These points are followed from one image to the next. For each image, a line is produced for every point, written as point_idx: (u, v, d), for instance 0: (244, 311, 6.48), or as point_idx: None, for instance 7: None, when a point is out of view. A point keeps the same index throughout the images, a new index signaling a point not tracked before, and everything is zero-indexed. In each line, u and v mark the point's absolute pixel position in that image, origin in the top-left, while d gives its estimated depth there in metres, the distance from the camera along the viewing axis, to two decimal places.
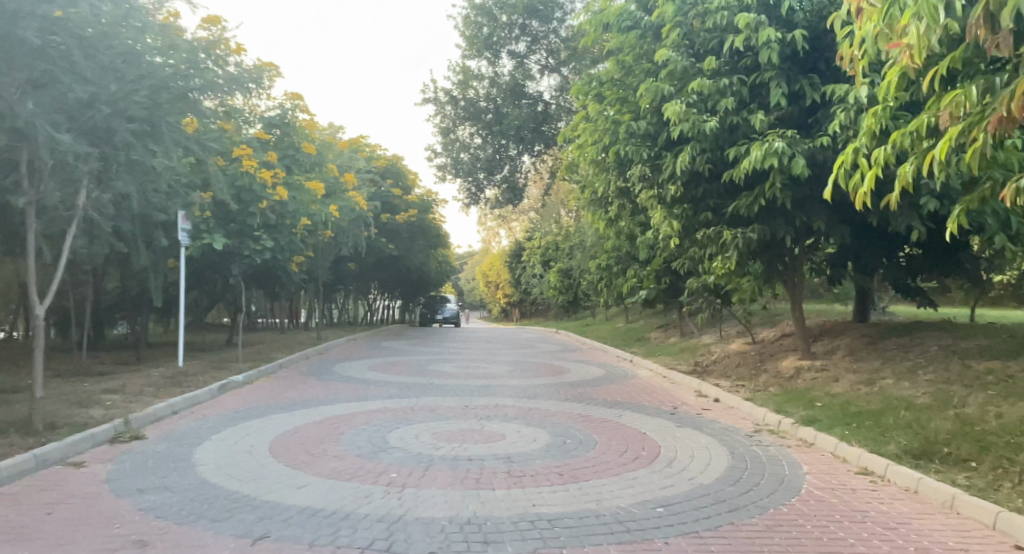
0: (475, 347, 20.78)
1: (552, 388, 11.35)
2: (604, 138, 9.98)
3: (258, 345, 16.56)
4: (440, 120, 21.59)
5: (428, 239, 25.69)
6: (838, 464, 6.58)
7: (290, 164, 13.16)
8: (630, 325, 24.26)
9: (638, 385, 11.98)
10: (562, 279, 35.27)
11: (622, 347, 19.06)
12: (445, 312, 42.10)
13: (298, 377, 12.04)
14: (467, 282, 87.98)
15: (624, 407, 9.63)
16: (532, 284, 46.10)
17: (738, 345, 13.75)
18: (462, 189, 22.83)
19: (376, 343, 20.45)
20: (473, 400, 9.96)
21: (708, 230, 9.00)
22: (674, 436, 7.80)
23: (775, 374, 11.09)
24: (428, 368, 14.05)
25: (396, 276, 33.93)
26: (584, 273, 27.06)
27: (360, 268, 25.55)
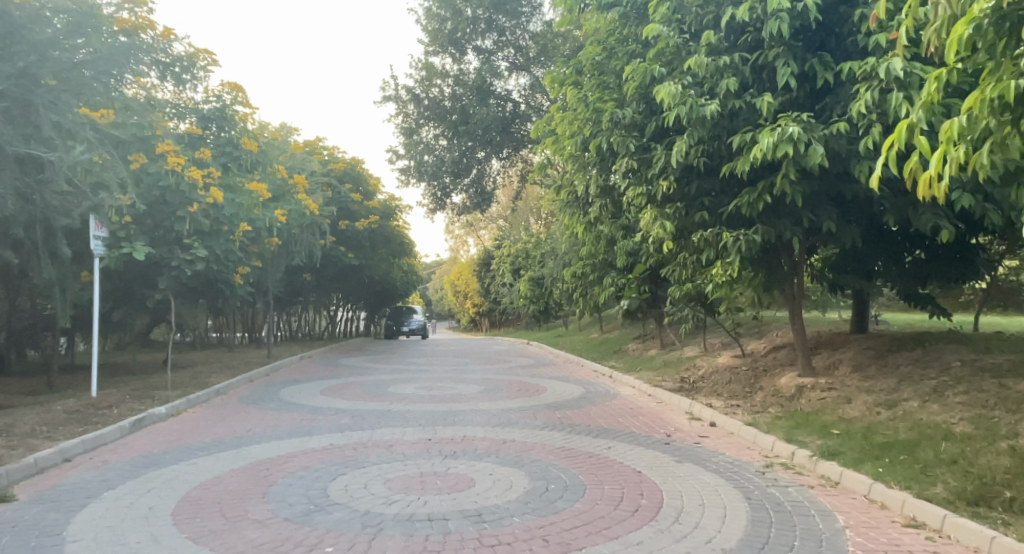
0: (441, 362, 19.37)
1: (526, 413, 10.05)
2: (583, 130, 8.81)
3: (198, 366, 14.95)
4: (402, 120, 20.27)
5: (392, 247, 24.23)
6: (878, 512, 5.42)
7: (229, 162, 11.78)
8: (606, 336, 23.12)
9: (622, 407, 10.77)
10: (532, 288, 34.06)
11: (599, 361, 17.88)
12: (411, 324, 40.50)
13: (237, 407, 10.53)
14: (435, 292, 86.24)
15: (608, 436, 8.40)
16: (502, 294, 44.81)
17: (727, 359, 12.67)
18: (427, 194, 21.49)
19: (334, 360, 18.90)
20: (436, 431, 8.61)
21: (705, 232, 7.84)
22: (673, 476, 6.58)
23: (773, 392, 9.98)
24: (388, 390, 12.62)
25: (360, 286, 32.36)
26: (557, 282, 25.86)
27: (318, 278, 24.00)
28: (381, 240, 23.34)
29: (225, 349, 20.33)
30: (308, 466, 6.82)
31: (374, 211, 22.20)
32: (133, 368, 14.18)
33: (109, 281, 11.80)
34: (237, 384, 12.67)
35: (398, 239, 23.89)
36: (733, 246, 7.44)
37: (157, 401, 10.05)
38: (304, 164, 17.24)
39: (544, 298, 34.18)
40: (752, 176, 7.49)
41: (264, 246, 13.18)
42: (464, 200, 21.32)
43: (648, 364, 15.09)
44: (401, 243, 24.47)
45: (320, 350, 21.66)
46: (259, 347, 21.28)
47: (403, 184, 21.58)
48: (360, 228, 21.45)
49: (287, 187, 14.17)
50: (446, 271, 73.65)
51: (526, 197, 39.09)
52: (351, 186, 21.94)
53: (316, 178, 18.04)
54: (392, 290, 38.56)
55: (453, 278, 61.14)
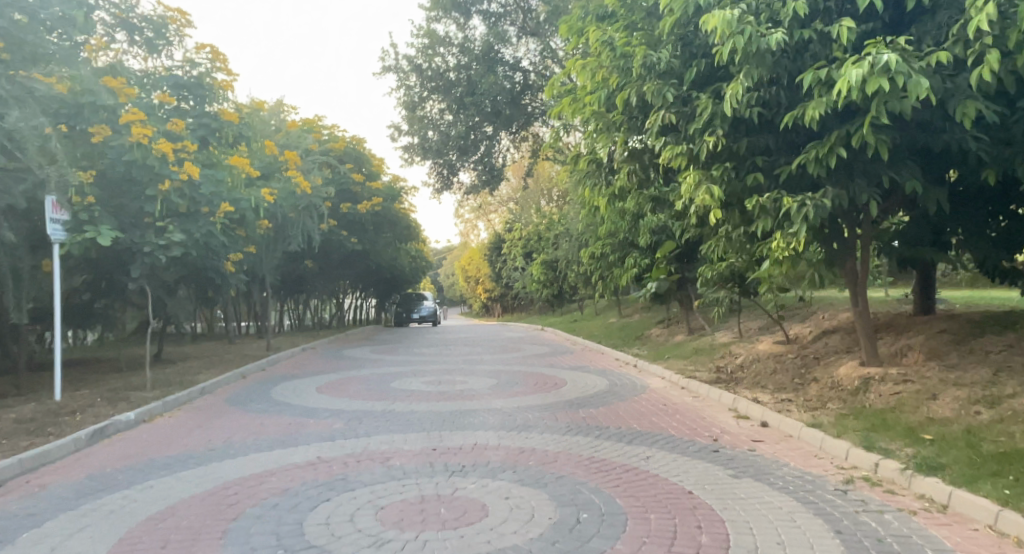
0: (451, 351, 18.23)
1: (546, 413, 8.80)
2: (608, 81, 7.49)
3: (189, 363, 13.87)
4: (404, 94, 18.98)
5: (397, 231, 23.01)
6: (1017, 551, 4.13)
7: (208, 135, 10.39)
8: (626, 321, 21.83)
9: (654, 403, 9.49)
10: (545, 271, 32.83)
11: (620, 348, 16.63)
12: (421, 311, 39.35)
13: (221, 409, 9.37)
14: (446, 277, 85.16)
15: (645, 442, 7.14)
16: (514, 278, 43.55)
17: (768, 345, 11.34)
18: (433, 173, 20.22)
19: (338, 351, 17.78)
20: (443, 439, 7.38)
21: (761, 197, 6.50)
22: (734, 498, 5.29)
23: (830, 386, 8.67)
24: (392, 385, 11.44)
25: (367, 273, 31.25)
26: (572, 265, 24.56)
27: (320, 264, 22.88)
28: (386, 224, 22.11)
29: (224, 342, 19.26)
30: (286, 489, 5.61)
31: (377, 193, 20.97)
32: (117, 365, 13.11)
33: (81, 270, 10.64)
34: (226, 382, 11.53)
35: (403, 222, 22.67)
36: (798, 213, 6.10)
37: (129, 405, 8.89)
38: (297, 142, 16.01)
39: (558, 281, 32.97)
40: (821, 126, 6.12)
41: (251, 229, 11.97)
42: (472, 178, 20.05)
43: (676, 352, 13.81)
44: (407, 227, 23.27)
45: (324, 341, 20.57)
46: (260, 339, 20.22)
47: (407, 162, 20.34)
48: (363, 211, 20.28)
49: (273, 164, 12.90)
50: (457, 256, 72.55)
51: (537, 177, 37.79)
52: (353, 167, 20.72)
53: (312, 157, 16.84)
54: (401, 277, 37.43)
55: (464, 263, 60.03)
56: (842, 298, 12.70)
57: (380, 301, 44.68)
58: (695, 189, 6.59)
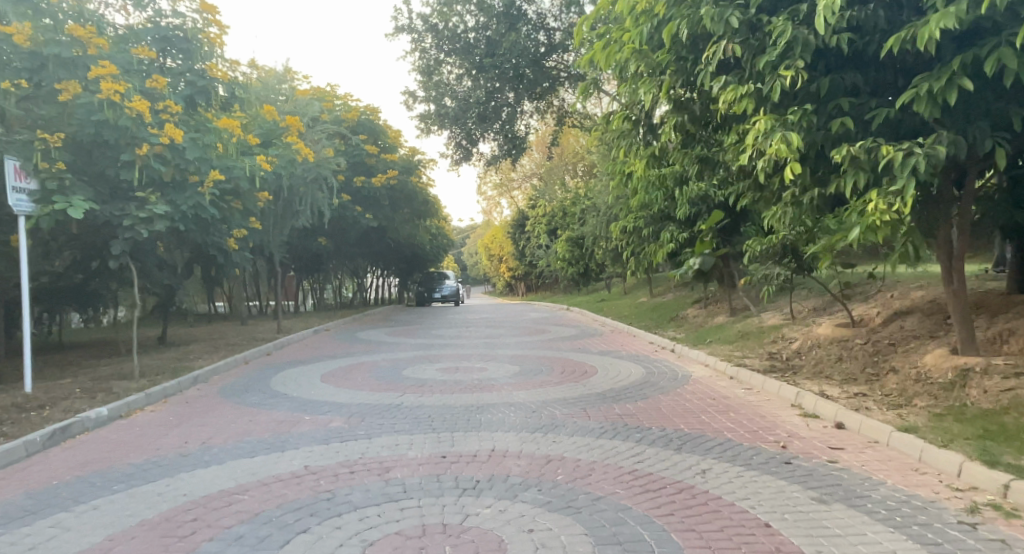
0: (471, 333, 17.12)
1: (577, 409, 7.60)
2: (653, 11, 6.17)
3: (190, 348, 12.94)
4: (419, 58, 17.76)
5: (415, 206, 21.88)
6: None
7: (195, 95, 9.25)
8: (657, 301, 20.50)
9: (702, 396, 8.23)
10: (571, 249, 31.59)
11: (654, 330, 15.35)
12: (444, 290, 38.29)
13: (211, 402, 8.34)
14: (470, 256, 84.18)
15: (698, 449, 5.90)
16: (539, 257, 42.26)
17: (829, 328, 9.97)
18: (451, 143, 18.98)
19: (353, 333, 16.80)
20: (455, 443, 6.23)
21: (850, 147, 5.17)
22: (828, 536, 4.04)
23: (914, 379, 7.33)
24: (406, 372, 10.39)
25: (386, 251, 30.24)
26: (599, 241, 23.24)
27: (335, 242, 21.88)
28: (403, 199, 20.99)
29: (235, 324, 18.38)
30: (256, 514, 4.49)
31: (393, 165, 19.83)
32: (113, 349, 12.23)
33: (62, 247, 9.66)
34: (224, 368, 10.54)
35: (421, 197, 21.50)
36: (904, 165, 4.76)
37: (107, 398, 7.90)
38: (304, 110, 14.90)
39: (584, 259, 31.70)
40: (936, 51, 4.72)
41: (250, 202, 10.90)
42: (494, 148, 18.79)
43: (719, 335, 12.49)
44: (425, 202, 22.14)
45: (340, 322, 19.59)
46: (274, 320, 19.34)
47: (424, 133, 19.15)
48: (378, 184, 19.17)
49: (272, 130, 11.78)
50: (480, 234, 71.41)
51: (562, 150, 36.37)
52: (367, 139, 19.59)
53: (322, 126, 15.73)
54: (422, 255, 36.40)
55: (488, 241, 58.86)
56: (909, 275, 11.25)
57: (401, 280, 43.79)
58: (767, 137, 5.25)
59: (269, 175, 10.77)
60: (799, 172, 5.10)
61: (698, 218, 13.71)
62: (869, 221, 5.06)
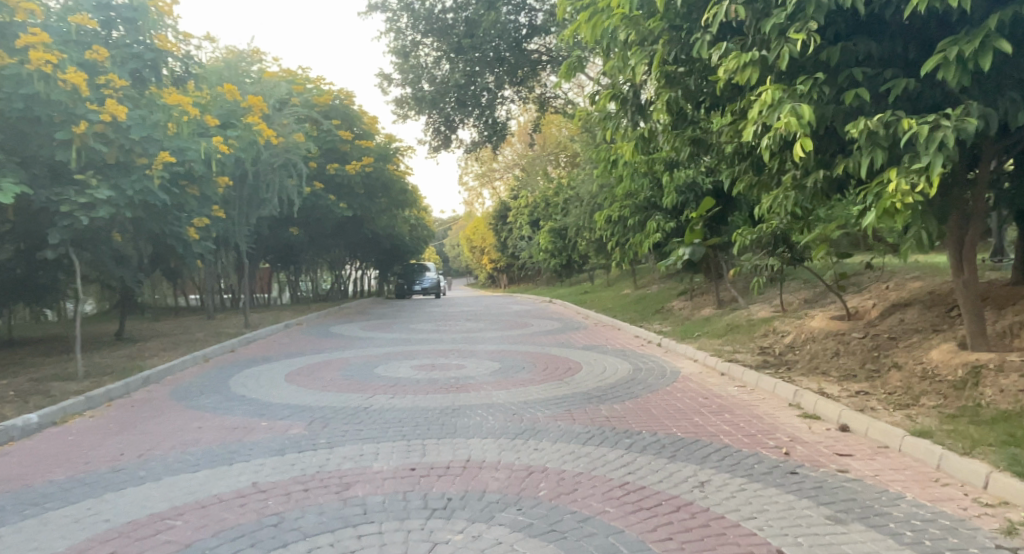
0: (450, 327, 16.47)
1: (560, 412, 7.01)
2: None
3: (147, 345, 12.15)
4: (395, 39, 17.00)
5: (391, 195, 21.13)
6: None
7: (142, 69, 8.49)
8: (642, 293, 20.02)
9: (693, 395, 7.68)
10: (553, 240, 31.06)
11: (639, 323, 14.84)
12: (424, 283, 37.53)
13: (160, 406, 7.62)
14: (452, 248, 83.37)
15: (694, 458, 5.34)
16: (521, 248, 41.65)
17: (823, 321, 9.48)
18: (429, 129, 18.26)
19: (325, 327, 16.06)
20: (425, 452, 5.61)
21: (866, 121, 4.60)
22: None
23: (919, 376, 6.83)
24: (377, 370, 9.73)
25: (364, 241, 29.40)
26: (582, 232, 22.69)
27: (309, 232, 21.07)
28: (381, 188, 20.17)
29: (202, 319, 17.54)
30: (185, 545, 3.83)
31: (368, 152, 19.06)
32: (64, 346, 11.41)
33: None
34: (179, 367, 9.79)
35: (398, 186, 20.77)
36: (931, 139, 4.20)
37: (41, 402, 7.14)
38: (272, 93, 14.11)
39: (567, 251, 31.18)
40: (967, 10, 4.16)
41: (209, 187, 10.14)
42: (473, 134, 18.09)
43: (707, 328, 11.98)
44: (402, 191, 21.40)
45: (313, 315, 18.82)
46: (244, 314, 18.53)
47: (400, 118, 18.41)
48: (353, 172, 18.40)
49: (231, 111, 11.03)
50: (462, 225, 70.58)
51: (544, 139, 35.75)
52: (341, 124, 18.81)
53: (291, 110, 14.95)
54: (402, 246, 35.60)
55: (469, 233, 58.13)
56: (905, 265, 10.81)
57: (381, 272, 42.96)
58: (774, 110, 4.65)
59: (227, 158, 10.04)
60: (810, 149, 4.51)
61: (685, 206, 13.17)
62: (887, 204, 4.49)
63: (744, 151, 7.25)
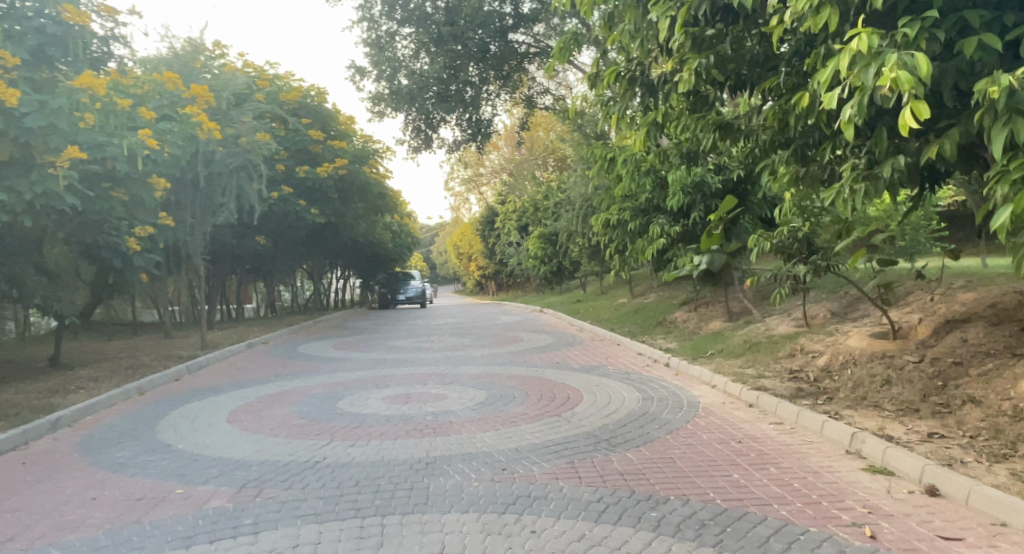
0: (432, 344, 15.00)
1: (561, 465, 5.56)
2: None
3: (80, 373, 10.56)
4: (369, 30, 15.57)
5: (369, 200, 19.66)
6: None
7: (45, 45, 7.00)
8: (640, 302, 18.67)
9: (722, 437, 6.24)
10: (543, 246, 29.76)
11: (640, 338, 13.45)
12: (408, 292, 35.95)
13: (58, 461, 6.07)
14: (439, 254, 81.80)
15: (750, 546, 3.90)
16: (509, 255, 40.26)
17: (864, 340, 8.11)
18: (408, 127, 16.83)
19: (293, 346, 14.50)
20: (382, 541, 4.12)
21: (1002, 77, 3.22)
22: None
23: (1010, 416, 5.46)
24: (342, 404, 8.25)
25: (343, 248, 27.84)
26: (575, 238, 21.33)
27: (280, 239, 19.53)
28: (356, 192, 18.65)
29: (158, 338, 15.90)
30: None
31: (342, 153, 17.50)
32: None
33: None
34: (104, 406, 8.24)
35: (376, 190, 19.31)
36: None
37: None
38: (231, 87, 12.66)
39: (558, 257, 29.90)
40: None
41: (142, 191, 8.71)
42: (456, 133, 16.67)
43: (721, 345, 10.57)
44: (380, 195, 19.89)
45: (283, 331, 17.26)
46: (207, 331, 16.91)
47: (377, 117, 16.97)
48: (325, 175, 16.90)
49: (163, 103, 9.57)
50: (448, 231, 69.09)
51: (532, 142, 34.53)
52: (313, 124, 17.35)
53: (250, 105, 13.50)
54: (385, 254, 34.10)
55: (456, 239, 56.69)
56: (947, 272, 9.50)
57: (364, 280, 41.38)
58: (869, 64, 3.24)
59: (159, 156, 8.51)
60: (927, 117, 3.12)
61: (692, 208, 11.81)
62: None
63: (784, 138, 5.86)
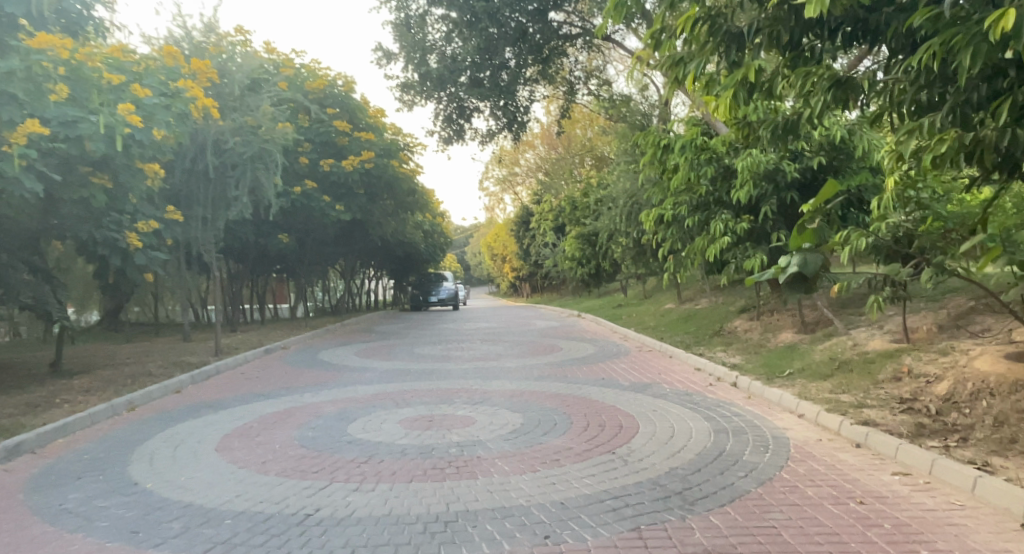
0: (463, 352, 13.70)
1: (626, 535, 4.13)
2: None
3: (71, 382, 9.52)
4: (397, 11, 14.46)
5: (399, 197, 18.52)
6: None
7: None
8: (689, 309, 17.11)
9: (834, 495, 4.73)
10: (581, 247, 28.33)
11: (696, 350, 11.92)
12: (441, 294, 34.83)
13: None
14: (473, 255, 80.89)
15: None
16: (545, 257, 38.92)
17: (998, 364, 6.48)
18: (438, 116, 15.63)
19: (312, 354, 13.33)
20: None
21: None
22: None
23: None
24: (354, 429, 6.98)
25: (373, 248, 26.84)
26: (617, 238, 19.87)
27: (305, 237, 18.51)
28: (384, 188, 17.50)
29: (174, 342, 14.93)
30: None
31: (369, 146, 16.37)
32: None
33: None
34: (82, 425, 7.11)
35: (406, 186, 18.17)
36: None
37: None
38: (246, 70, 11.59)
39: (596, 259, 28.45)
40: None
41: (129, 175, 7.81)
42: (488, 123, 15.45)
43: (801, 362, 8.98)
44: (410, 192, 18.71)
45: (306, 336, 16.15)
46: (226, 336, 15.91)
47: (406, 106, 15.82)
48: (351, 168, 15.79)
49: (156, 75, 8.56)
50: (483, 233, 68.08)
51: (569, 140, 33.21)
52: (339, 115, 16.29)
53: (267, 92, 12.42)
54: (417, 254, 33.07)
55: (491, 240, 55.56)
56: None
57: (396, 281, 40.48)
58: None
59: (141, 135, 7.30)
60: None
61: (761, 202, 10.23)
62: None
63: (929, 98, 4.38)
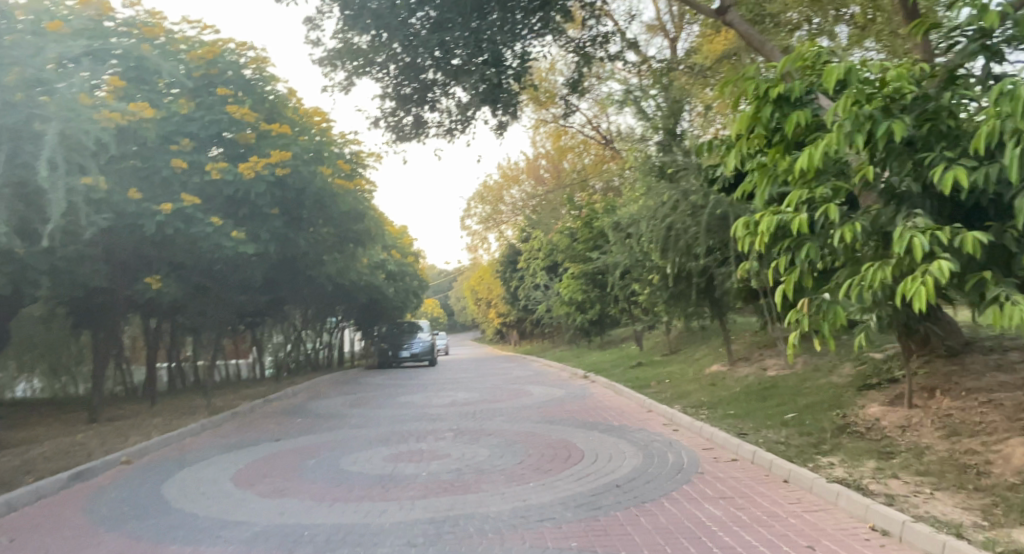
0: (420, 467, 8.19)
1: None
2: None
3: None
4: None
5: (339, 222, 13.27)
6: None
7: None
8: (755, 377, 11.90)
9: None
10: (581, 289, 23.31)
11: (837, 472, 6.56)
12: (413, 346, 29.30)
13: None
14: (455, 299, 75.89)
15: None
16: (536, 301, 33.82)
17: None
18: (386, 97, 10.52)
19: (155, 480, 7.71)
20: None
21: None
22: None
23: None
24: None
25: (324, 293, 21.54)
26: (641, 275, 14.70)
27: (206, 278, 13.10)
28: (313, 210, 12.24)
29: None
30: None
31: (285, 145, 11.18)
32: None
33: None
34: None
35: (349, 208, 12.95)
36: None
37: None
38: (35, 9, 7.04)
39: (600, 303, 23.38)
40: None
41: None
42: (460, 105, 10.21)
43: None
44: (355, 216, 13.51)
45: (185, 432, 10.53)
46: (61, 434, 10.35)
47: (340, 85, 10.71)
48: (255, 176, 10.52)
49: None
50: (465, 274, 63.13)
51: (560, 171, 28.72)
52: (242, 102, 11.10)
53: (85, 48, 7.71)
54: (383, 301, 27.76)
55: (474, 283, 50.58)
56: None
57: (364, 331, 35.05)
58: None
59: None
60: None
61: (1002, 193, 5.02)
62: None
63: None
